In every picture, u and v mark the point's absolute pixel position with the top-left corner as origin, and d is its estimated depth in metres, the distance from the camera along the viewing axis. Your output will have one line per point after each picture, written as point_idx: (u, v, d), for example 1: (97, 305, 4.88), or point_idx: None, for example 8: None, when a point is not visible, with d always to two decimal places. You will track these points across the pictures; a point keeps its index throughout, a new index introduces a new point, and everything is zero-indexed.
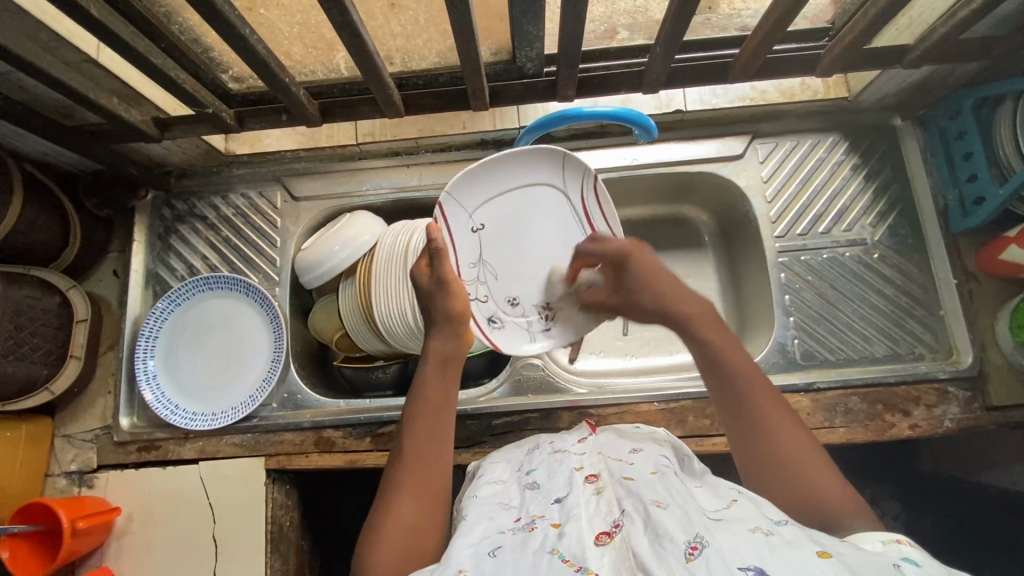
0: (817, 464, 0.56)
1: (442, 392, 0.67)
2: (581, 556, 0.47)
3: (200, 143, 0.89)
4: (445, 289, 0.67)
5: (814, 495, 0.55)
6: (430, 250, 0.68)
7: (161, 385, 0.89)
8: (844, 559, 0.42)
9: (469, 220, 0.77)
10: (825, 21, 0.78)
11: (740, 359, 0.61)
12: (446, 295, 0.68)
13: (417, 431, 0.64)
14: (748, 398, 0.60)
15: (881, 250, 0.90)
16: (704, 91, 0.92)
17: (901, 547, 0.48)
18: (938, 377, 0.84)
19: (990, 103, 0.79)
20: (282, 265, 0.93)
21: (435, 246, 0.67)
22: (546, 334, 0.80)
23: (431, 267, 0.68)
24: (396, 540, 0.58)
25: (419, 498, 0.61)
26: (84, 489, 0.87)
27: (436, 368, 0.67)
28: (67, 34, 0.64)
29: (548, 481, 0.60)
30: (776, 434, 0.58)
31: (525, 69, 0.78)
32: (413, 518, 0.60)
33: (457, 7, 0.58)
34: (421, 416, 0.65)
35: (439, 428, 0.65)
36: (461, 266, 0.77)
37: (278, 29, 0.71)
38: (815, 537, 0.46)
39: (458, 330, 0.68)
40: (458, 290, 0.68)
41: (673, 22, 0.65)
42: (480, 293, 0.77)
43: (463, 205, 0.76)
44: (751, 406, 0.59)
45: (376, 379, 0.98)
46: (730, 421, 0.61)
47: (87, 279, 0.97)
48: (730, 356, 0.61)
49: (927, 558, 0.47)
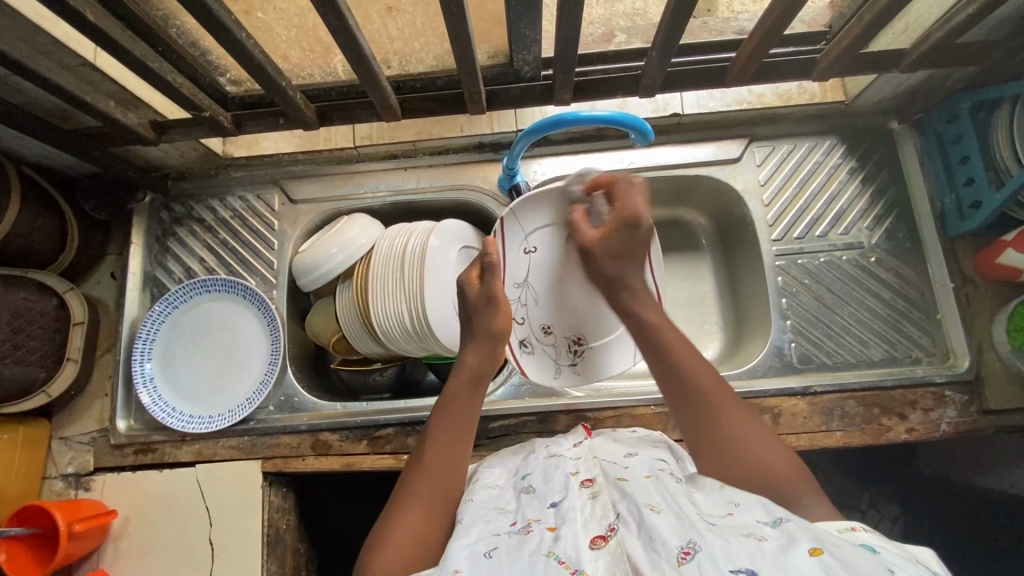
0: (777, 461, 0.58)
1: (469, 407, 0.67)
2: (576, 559, 0.47)
3: (197, 146, 0.89)
4: (493, 304, 0.70)
5: (764, 472, 0.58)
6: (484, 260, 0.72)
7: (157, 388, 0.89)
8: (836, 554, 0.43)
9: (523, 238, 0.85)
10: (822, 24, 0.79)
11: (677, 338, 0.64)
12: (491, 311, 0.70)
13: (440, 442, 0.65)
14: (689, 379, 0.62)
15: (877, 254, 0.90)
16: (701, 95, 0.92)
17: (856, 534, 0.49)
18: (935, 381, 0.84)
19: (986, 107, 0.79)
20: (279, 268, 0.93)
21: (490, 259, 0.72)
22: (571, 367, 0.86)
23: (482, 279, 0.71)
24: (401, 548, 0.58)
25: (430, 509, 0.61)
26: (80, 492, 0.87)
27: (468, 383, 0.68)
28: (65, 38, 0.64)
29: (543, 485, 0.60)
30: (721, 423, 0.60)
31: (522, 72, 0.78)
32: (419, 529, 0.60)
33: (453, 12, 0.58)
34: (445, 428, 0.66)
35: (459, 443, 0.65)
36: (507, 284, 0.85)
37: (275, 33, 0.71)
38: (810, 532, 0.46)
39: (495, 350, 0.70)
40: (504, 308, 0.70)
41: (668, 26, 0.65)
42: (518, 316, 0.86)
43: (520, 223, 0.84)
44: (690, 385, 0.61)
45: (372, 381, 0.96)
46: (674, 398, 0.62)
47: (84, 282, 0.97)
48: (669, 332, 0.65)
49: (884, 542, 0.48)
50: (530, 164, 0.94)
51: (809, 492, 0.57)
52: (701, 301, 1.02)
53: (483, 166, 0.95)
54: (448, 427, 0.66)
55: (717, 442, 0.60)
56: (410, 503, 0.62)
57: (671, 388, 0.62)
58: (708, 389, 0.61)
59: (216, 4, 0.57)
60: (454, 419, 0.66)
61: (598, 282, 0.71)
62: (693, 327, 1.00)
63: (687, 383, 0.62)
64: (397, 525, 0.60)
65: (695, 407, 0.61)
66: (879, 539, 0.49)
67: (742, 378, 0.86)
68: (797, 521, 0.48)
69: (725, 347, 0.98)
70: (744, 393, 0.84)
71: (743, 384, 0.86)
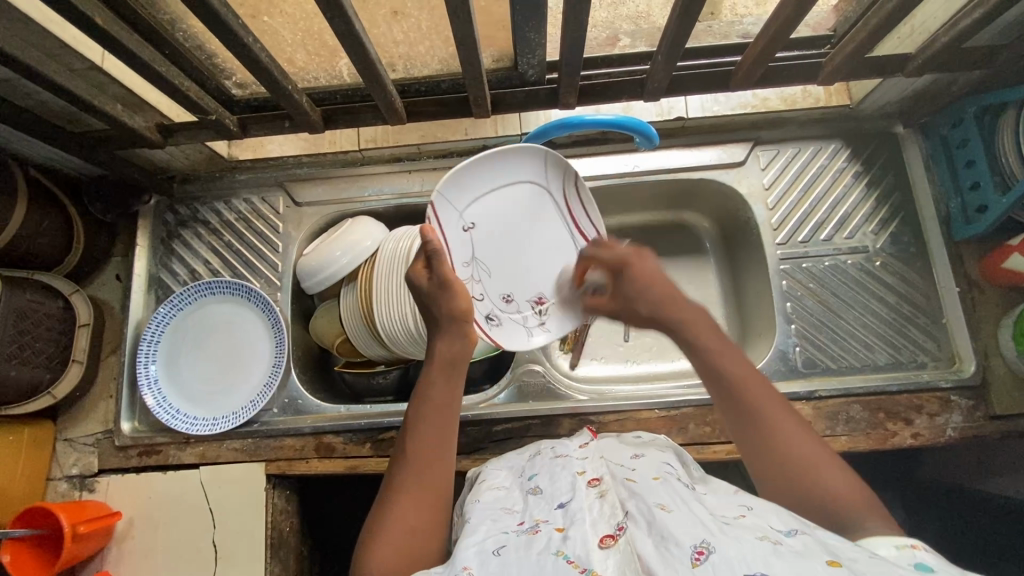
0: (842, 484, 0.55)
1: (448, 392, 0.66)
2: (585, 558, 0.47)
3: (203, 149, 0.89)
4: (447, 288, 0.66)
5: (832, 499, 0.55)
6: (427, 251, 0.66)
7: (162, 389, 0.89)
8: (854, 569, 0.42)
9: (460, 219, 0.74)
10: (826, 28, 0.79)
11: (733, 359, 0.61)
12: (450, 295, 0.66)
13: (424, 431, 0.64)
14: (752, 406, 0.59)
15: (882, 258, 0.90)
16: (705, 98, 0.93)
17: (914, 552, 0.47)
18: (941, 386, 0.83)
19: (992, 111, 0.79)
20: (283, 271, 0.94)
21: (433, 247, 0.66)
22: (540, 327, 0.81)
23: (429, 268, 0.67)
24: (397, 542, 0.58)
25: (424, 501, 0.61)
26: (85, 493, 0.87)
27: (441, 371, 0.66)
28: (73, 42, 0.64)
29: (550, 486, 0.60)
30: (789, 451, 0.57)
31: (527, 76, 0.78)
32: (415, 520, 0.60)
33: (459, 16, 0.59)
34: (427, 416, 0.65)
35: (442, 431, 0.64)
36: (455, 266, 0.75)
37: (281, 36, 0.71)
38: (826, 546, 0.45)
39: (464, 330, 0.67)
40: (460, 289, 0.66)
41: (675, 30, 0.65)
42: (477, 292, 0.76)
43: (453, 204, 0.73)
44: (734, 385, 0.60)
45: (378, 384, 0.94)
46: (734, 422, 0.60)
47: (89, 284, 0.97)
48: (724, 356, 0.61)
49: (944, 564, 0.46)
50: None
51: (874, 515, 0.53)
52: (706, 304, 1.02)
53: None
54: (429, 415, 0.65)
55: (776, 452, 0.57)
56: (402, 495, 0.61)
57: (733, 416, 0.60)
58: (754, 396, 0.59)
59: (224, 9, 0.57)
60: (434, 406, 0.65)
61: (638, 322, 0.67)
62: None
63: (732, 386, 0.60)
64: (391, 517, 0.60)
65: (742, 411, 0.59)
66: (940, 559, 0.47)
67: None
68: (813, 535, 0.47)
69: None
70: None
71: None
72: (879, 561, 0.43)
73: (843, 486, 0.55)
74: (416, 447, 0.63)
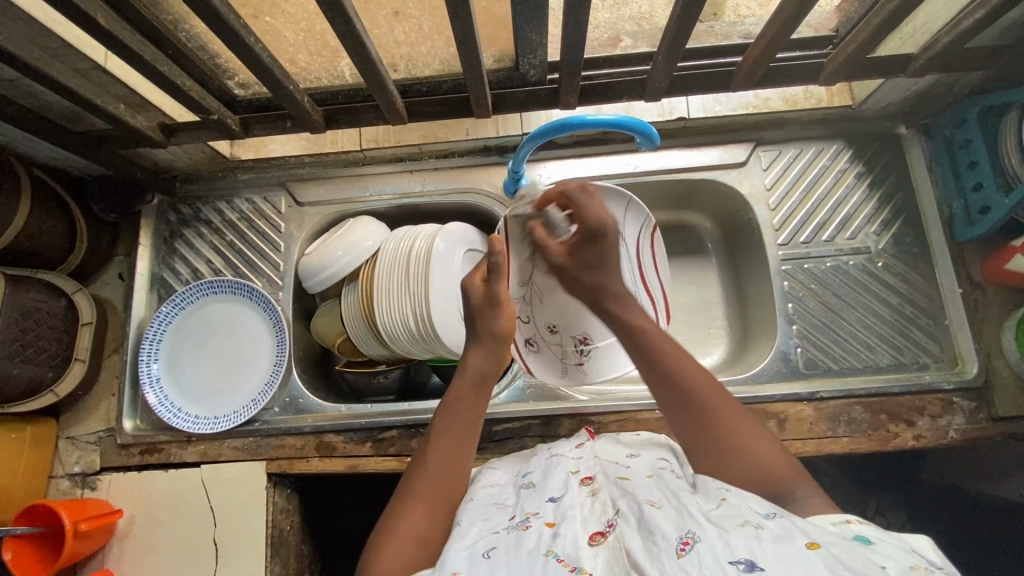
0: (770, 455, 0.57)
1: (473, 408, 0.66)
2: (575, 557, 0.47)
3: (205, 149, 0.90)
4: (495, 306, 0.69)
5: (761, 467, 0.56)
6: (489, 263, 0.70)
7: (164, 388, 0.89)
8: (833, 549, 0.42)
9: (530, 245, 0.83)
10: (828, 28, 0.78)
11: (664, 340, 0.64)
12: (495, 313, 0.69)
13: (442, 442, 0.64)
14: (687, 385, 0.61)
15: (885, 258, 0.90)
16: (708, 98, 0.92)
17: (850, 527, 0.48)
18: (943, 388, 0.83)
19: (995, 112, 0.79)
20: (285, 271, 0.94)
21: (496, 262, 0.69)
22: (577, 364, 0.87)
23: (487, 281, 0.70)
24: (406, 545, 0.57)
25: (434, 510, 0.61)
26: (86, 491, 0.88)
27: (470, 386, 0.67)
28: (76, 42, 0.65)
29: (543, 481, 0.61)
30: (721, 423, 0.59)
31: (528, 77, 0.78)
32: (423, 527, 0.59)
33: (460, 17, 0.59)
34: (448, 429, 0.65)
35: (462, 446, 0.65)
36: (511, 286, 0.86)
37: (283, 37, 0.72)
38: (804, 527, 0.45)
39: (500, 351, 0.69)
40: (507, 310, 0.69)
41: (674, 32, 0.65)
42: (523, 315, 0.87)
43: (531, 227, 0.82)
44: (667, 362, 0.62)
45: (378, 384, 0.94)
46: (665, 399, 0.61)
47: (92, 282, 0.98)
48: (653, 332, 0.64)
49: (880, 534, 0.48)
50: (536, 168, 0.94)
51: (805, 486, 0.55)
52: (707, 305, 1.02)
53: (488, 169, 0.95)
54: (453, 423, 0.65)
55: (713, 427, 0.59)
56: (416, 500, 0.61)
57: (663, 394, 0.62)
58: (687, 382, 0.61)
59: (226, 9, 0.57)
60: (458, 416, 0.66)
61: (579, 293, 0.70)
62: (699, 331, 1.00)
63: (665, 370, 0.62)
64: (401, 523, 0.59)
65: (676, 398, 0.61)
66: (874, 531, 0.48)
67: (749, 383, 0.86)
68: (792, 517, 0.47)
69: (730, 351, 0.98)
70: (749, 399, 0.84)
71: (750, 389, 0.85)
72: (849, 543, 0.43)
73: (776, 461, 0.57)
74: (434, 459, 0.64)
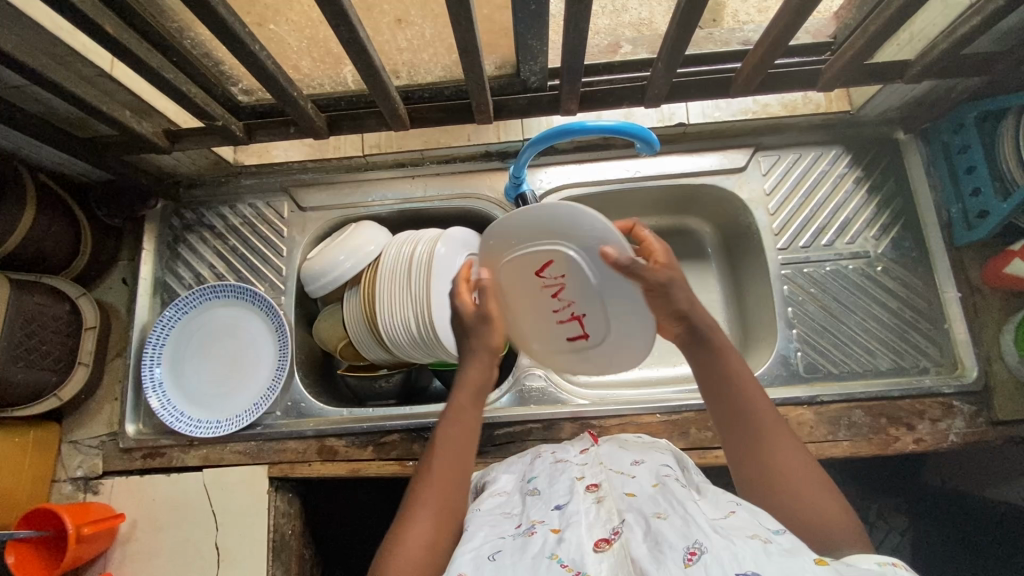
0: (837, 516, 0.55)
1: (473, 418, 0.67)
2: (580, 561, 0.47)
3: (209, 154, 0.90)
4: (488, 322, 0.67)
5: (824, 526, 0.54)
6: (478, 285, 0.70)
7: (167, 392, 0.90)
8: (840, 568, 0.42)
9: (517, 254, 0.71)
10: (826, 36, 0.79)
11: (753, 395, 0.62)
12: (488, 329, 0.67)
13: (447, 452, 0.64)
14: (767, 451, 0.59)
15: (884, 263, 0.90)
16: (706, 104, 0.94)
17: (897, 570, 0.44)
18: (944, 392, 0.83)
19: (992, 118, 0.80)
20: (287, 275, 0.94)
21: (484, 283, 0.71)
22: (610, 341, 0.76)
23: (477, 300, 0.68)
24: (412, 557, 0.56)
25: (441, 519, 0.60)
26: (89, 496, 0.88)
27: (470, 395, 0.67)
28: (82, 50, 0.66)
29: (548, 488, 0.60)
30: (797, 489, 0.57)
31: (529, 83, 0.79)
32: (430, 534, 0.58)
33: (462, 25, 0.60)
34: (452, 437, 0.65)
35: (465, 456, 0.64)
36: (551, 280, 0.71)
37: (287, 44, 0.72)
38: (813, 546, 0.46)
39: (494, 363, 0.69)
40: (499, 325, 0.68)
41: (673, 40, 0.66)
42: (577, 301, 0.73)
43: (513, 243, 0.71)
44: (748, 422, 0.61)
45: (380, 388, 0.94)
46: (742, 458, 0.61)
47: (96, 287, 0.98)
48: (742, 383, 0.63)
49: None
50: (537, 173, 0.95)
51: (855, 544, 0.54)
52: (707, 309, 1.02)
53: (489, 174, 0.96)
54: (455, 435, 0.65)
55: (783, 485, 0.57)
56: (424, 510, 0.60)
57: (737, 451, 0.61)
58: (759, 419, 0.61)
59: (231, 16, 0.58)
60: (458, 428, 0.65)
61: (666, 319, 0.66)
62: None
63: (739, 401, 0.62)
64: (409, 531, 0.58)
65: (754, 452, 0.60)
66: None
67: None
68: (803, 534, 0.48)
69: None
70: None
71: None
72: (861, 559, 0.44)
73: (835, 517, 0.55)
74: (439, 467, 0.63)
